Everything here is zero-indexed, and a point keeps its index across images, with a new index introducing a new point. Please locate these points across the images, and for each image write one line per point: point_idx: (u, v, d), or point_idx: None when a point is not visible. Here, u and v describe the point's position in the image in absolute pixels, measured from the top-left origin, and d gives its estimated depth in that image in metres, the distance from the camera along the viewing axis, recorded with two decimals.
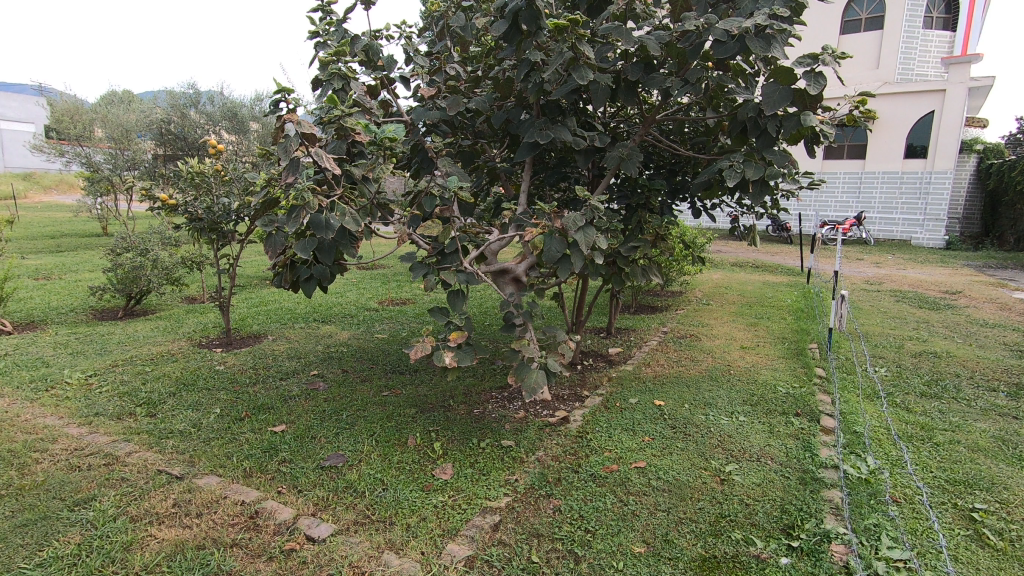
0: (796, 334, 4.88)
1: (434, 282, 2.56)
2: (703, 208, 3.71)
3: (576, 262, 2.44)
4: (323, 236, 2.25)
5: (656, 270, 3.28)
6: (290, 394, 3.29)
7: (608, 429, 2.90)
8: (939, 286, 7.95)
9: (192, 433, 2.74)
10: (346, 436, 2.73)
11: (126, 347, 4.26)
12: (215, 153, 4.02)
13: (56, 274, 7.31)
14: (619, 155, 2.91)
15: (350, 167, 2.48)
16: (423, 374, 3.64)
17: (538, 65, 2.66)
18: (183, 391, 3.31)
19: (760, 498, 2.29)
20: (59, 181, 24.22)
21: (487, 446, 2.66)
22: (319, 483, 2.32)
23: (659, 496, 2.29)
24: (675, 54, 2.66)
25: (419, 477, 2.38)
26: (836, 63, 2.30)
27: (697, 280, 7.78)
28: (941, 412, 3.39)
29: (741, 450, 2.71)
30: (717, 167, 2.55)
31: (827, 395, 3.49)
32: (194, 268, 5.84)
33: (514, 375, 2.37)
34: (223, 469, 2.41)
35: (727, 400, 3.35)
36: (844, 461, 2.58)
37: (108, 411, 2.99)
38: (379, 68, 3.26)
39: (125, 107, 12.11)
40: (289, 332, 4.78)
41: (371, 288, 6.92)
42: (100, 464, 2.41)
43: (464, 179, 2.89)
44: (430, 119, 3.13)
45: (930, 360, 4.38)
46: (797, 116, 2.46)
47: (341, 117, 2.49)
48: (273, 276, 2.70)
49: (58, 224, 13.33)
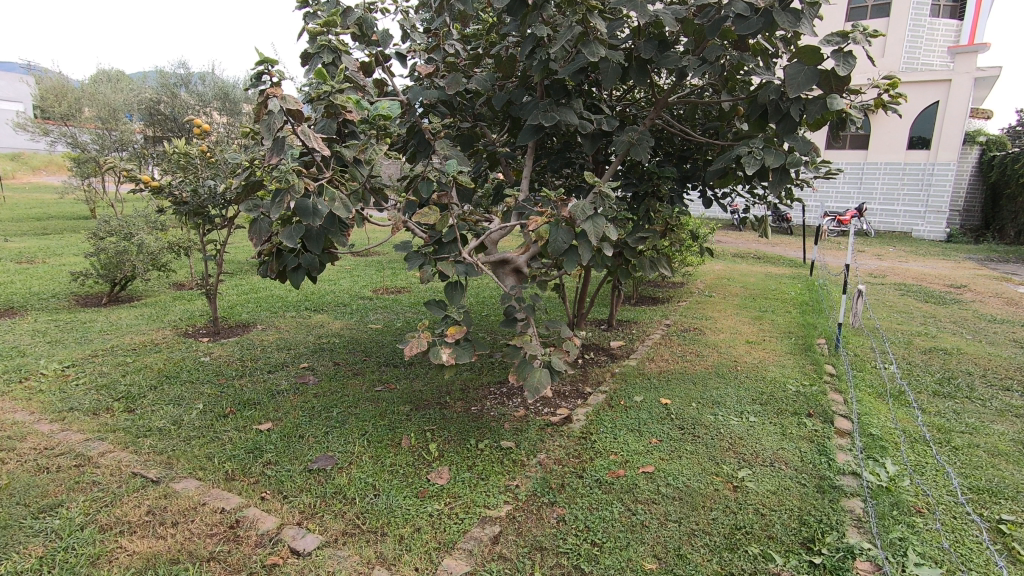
0: (803, 328, 4.75)
1: (431, 273, 2.43)
2: (714, 197, 3.53)
3: (585, 253, 2.26)
4: (310, 223, 2.04)
5: (664, 262, 3.13)
6: (278, 389, 3.12)
7: (612, 430, 2.75)
8: (943, 280, 7.82)
9: (173, 431, 2.57)
10: (336, 435, 2.58)
11: (108, 336, 4.07)
12: (202, 135, 3.77)
13: (40, 258, 7.10)
14: (628, 140, 2.72)
15: (339, 148, 2.26)
16: (418, 369, 3.48)
17: (544, 42, 2.48)
18: (165, 384, 3.15)
19: (777, 509, 2.15)
20: (47, 162, 23.75)
21: (485, 447, 2.51)
22: (307, 488, 2.16)
23: (670, 505, 2.15)
24: (690, 31, 2.49)
25: (414, 482, 2.23)
26: (866, 41, 2.16)
27: (699, 271, 7.60)
28: (956, 412, 3.27)
29: (754, 453, 2.57)
30: (736, 155, 2.37)
31: (839, 394, 3.35)
32: (181, 254, 5.62)
33: (516, 374, 2.24)
34: (203, 472, 2.24)
35: (736, 398, 3.21)
36: (864, 467, 2.44)
37: (83, 405, 2.83)
38: (374, 44, 3.06)
39: (113, 85, 11.77)
40: (279, 321, 4.61)
41: (365, 276, 6.74)
42: (70, 466, 2.24)
43: (463, 164, 2.70)
44: (427, 99, 2.92)
45: (941, 358, 4.26)
46: (822, 100, 2.29)
47: (330, 93, 2.26)
48: (260, 265, 2.52)
49: (46, 206, 13.14)
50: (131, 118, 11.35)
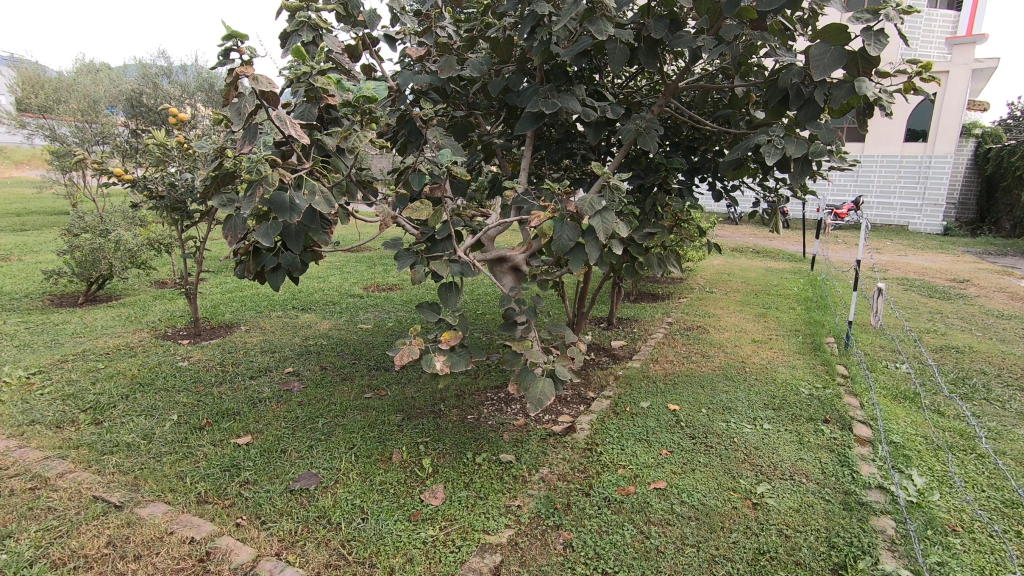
0: (810, 326, 4.58)
1: (424, 273, 2.25)
2: (724, 189, 3.33)
3: (592, 253, 2.08)
4: (286, 219, 1.81)
5: (674, 259, 2.94)
6: (260, 397, 2.91)
7: (619, 441, 2.55)
8: (946, 274, 7.68)
9: (142, 446, 2.36)
10: (321, 449, 2.37)
11: (81, 340, 3.84)
12: (178, 124, 3.54)
13: (15, 255, 6.80)
14: (635, 128, 2.50)
15: (320, 136, 2.04)
16: (410, 373, 3.28)
17: (546, 21, 2.27)
18: (138, 393, 2.93)
19: (802, 529, 1.98)
20: (30, 156, 23.27)
21: (483, 462, 2.31)
22: (288, 512, 1.96)
23: (686, 527, 1.97)
24: (705, 10, 2.24)
25: (406, 504, 2.03)
26: (901, 18, 1.91)
27: (699, 266, 7.43)
28: (976, 416, 3.10)
29: (772, 466, 2.39)
30: (754, 144, 2.14)
31: (854, 397, 3.18)
32: (161, 251, 5.37)
33: (518, 385, 2.06)
34: (173, 494, 2.03)
35: (747, 403, 3.03)
36: (890, 480, 2.27)
37: (46, 418, 2.60)
38: (360, 25, 2.84)
39: (92, 76, 11.40)
40: (264, 322, 4.38)
41: (355, 273, 6.52)
42: (24, 490, 2.02)
43: (458, 155, 2.49)
44: (418, 85, 2.72)
45: (953, 356, 4.10)
46: (849, 84, 2.06)
47: (310, 75, 2.01)
48: (235, 265, 2.29)
49: (26, 201, 12.80)
50: (113, 110, 11.01)
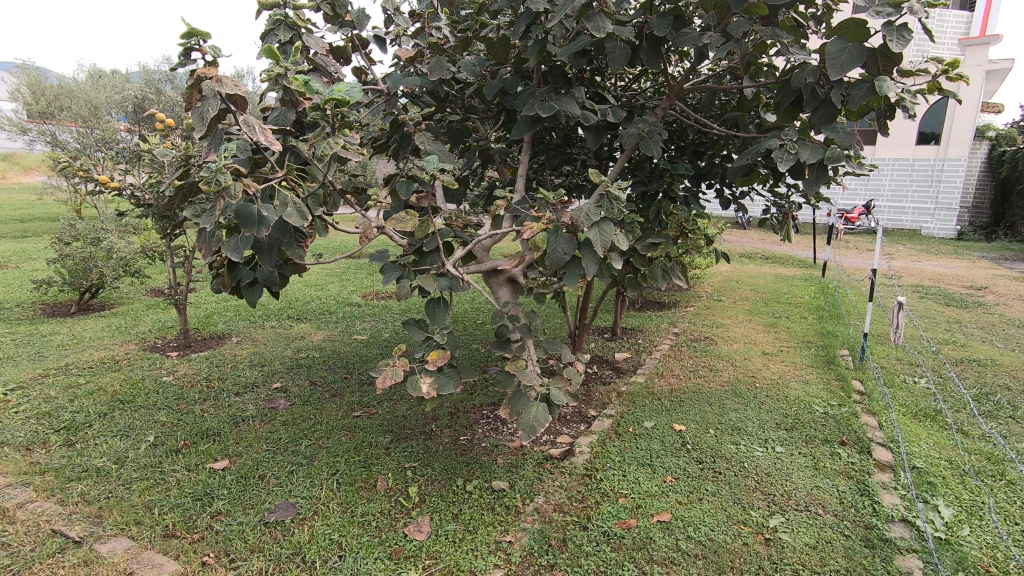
0: (823, 338, 4.38)
1: (409, 287, 2.08)
2: (732, 195, 3.16)
3: (590, 267, 1.92)
4: (254, 232, 1.66)
5: (680, 271, 2.76)
6: (243, 415, 2.77)
7: (620, 466, 2.39)
8: (962, 281, 7.43)
9: (113, 471, 2.22)
10: (301, 476, 2.22)
11: (65, 352, 3.72)
12: (166, 130, 3.41)
13: (13, 263, 6.73)
14: (637, 132, 2.34)
15: (296, 141, 1.90)
16: (403, 389, 3.12)
17: (540, 19, 2.12)
18: (117, 411, 2.79)
19: (820, 570, 1.81)
20: (37, 162, 23.44)
21: (474, 490, 2.16)
22: (260, 549, 1.81)
23: (693, 567, 1.80)
24: (711, 5, 2.07)
25: (388, 539, 1.88)
26: (927, 13, 1.73)
27: (706, 272, 7.24)
28: (1004, 437, 2.90)
29: (785, 495, 2.21)
30: (765, 149, 1.97)
31: (872, 416, 2.99)
32: (155, 258, 5.26)
33: (509, 409, 1.90)
34: (138, 528, 1.89)
35: (758, 423, 2.85)
36: (916, 513, 2.09)
37: (17, 439, 2.48)
38: (348, 25, 2.69)
39: (94, 82, 11.40)
40: (256, 332, 4.25)
41: (354, 280, 6.39)
42: None
43: (447, 161, 2.34)
44: (409, 87, 2.58)
45: (975, 370, 3.89)
46: (868, 84, 1.89)
47: (285, 75, 1.87)
48: (212, 279, 2.15)
49: (30, 207, 12.80)
50: (116, 116, 11.00)
